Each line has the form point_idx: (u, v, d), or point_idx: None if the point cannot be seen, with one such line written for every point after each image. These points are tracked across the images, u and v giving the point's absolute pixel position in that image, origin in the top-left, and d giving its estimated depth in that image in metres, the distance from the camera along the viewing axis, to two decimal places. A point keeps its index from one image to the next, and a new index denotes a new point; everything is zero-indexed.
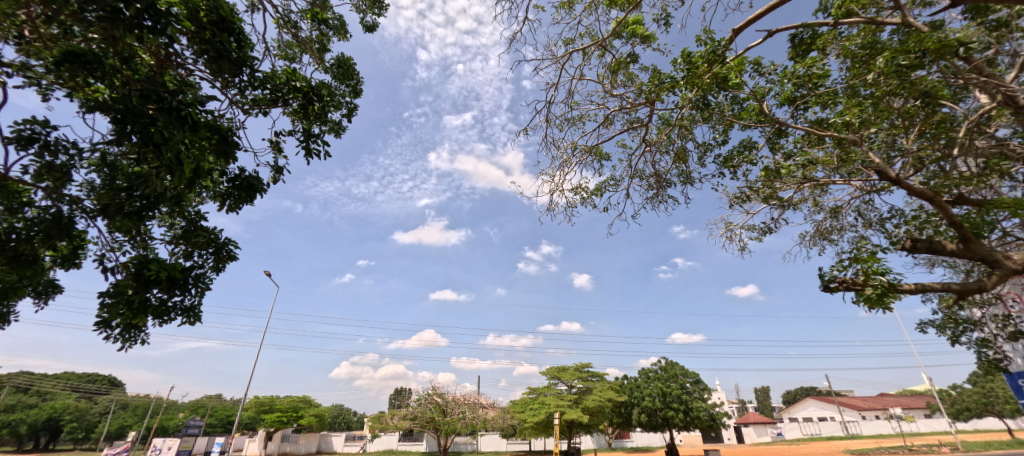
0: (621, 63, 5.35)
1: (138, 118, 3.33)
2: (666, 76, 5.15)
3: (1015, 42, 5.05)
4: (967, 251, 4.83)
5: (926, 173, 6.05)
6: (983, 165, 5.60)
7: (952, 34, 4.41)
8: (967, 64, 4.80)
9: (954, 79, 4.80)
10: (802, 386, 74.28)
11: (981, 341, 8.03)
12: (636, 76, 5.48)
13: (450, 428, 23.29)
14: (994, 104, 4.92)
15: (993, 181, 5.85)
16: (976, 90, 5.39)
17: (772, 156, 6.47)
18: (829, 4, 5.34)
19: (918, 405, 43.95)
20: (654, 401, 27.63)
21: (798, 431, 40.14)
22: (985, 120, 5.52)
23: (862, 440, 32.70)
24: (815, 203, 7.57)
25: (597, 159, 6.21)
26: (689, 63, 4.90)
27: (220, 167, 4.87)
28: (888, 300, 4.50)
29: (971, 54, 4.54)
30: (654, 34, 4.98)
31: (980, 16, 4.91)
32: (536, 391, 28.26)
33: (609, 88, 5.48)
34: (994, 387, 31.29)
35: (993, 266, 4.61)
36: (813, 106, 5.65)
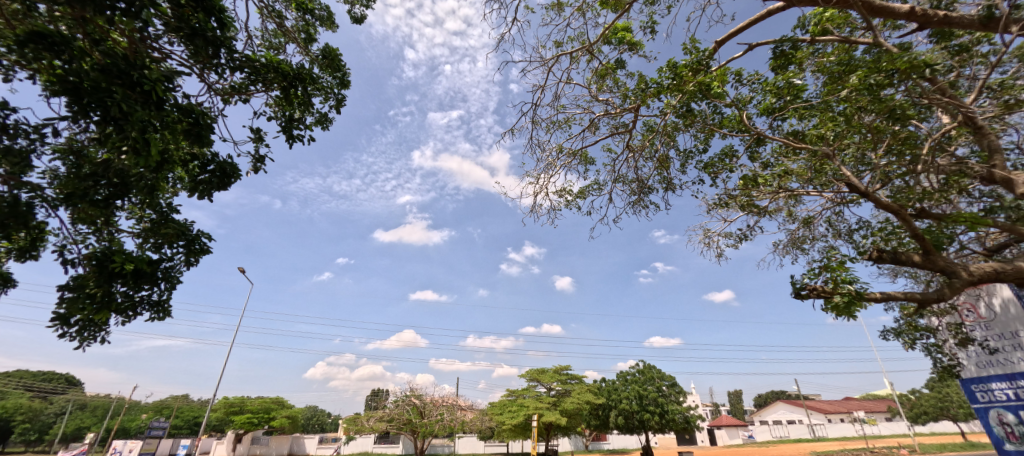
0: (608, 69, 5.49)
1: (95, 93, 3.19)
2: (653, 81, 5.26)
3: (974, 67, 5.42)
4: (927, 262, 5.12)
5: (892, 187, 6.35)
6: (944, 181, 5.91)
7: (918, 56, 4.70)
8: (932, 85, 5.10)
9: (920, 98, 5.12)
10: (772, 391, 76.76)
11: (932, 347, 8.46)
12: (622, 82, 5.64)
13: (427, 430, 23.11)
14: (955, 124, 5.24)
15: (952, 196, 6.21)
16: (939, 110, 5.78)
17: (751, 165, 6.73)
18: (807, 21, 5.59)
19: (879, 409, 46.03)
20: (631, 404, 28.17)
21: (768, 433, 41.45)
22: (947, 139, 5.88)
23: (827, 442, 34.05)
24: (789, 213, 7.87)
25: (584, 164, 6.40)
26: (675, 72, 5.05)
27: (193, 152, 4.73)
28: (854, 309, 4.71)
29: (935, 75, 4.85)
30: (641, 42, 5.13)
31: (944, 40, 5.21)
32: (515, 393, 28.44)
33: (595, 93, 5.71)
34: (948, 391, 33.20)
35: (951, 276, 4.92)
36: (790, 118, 5.91)
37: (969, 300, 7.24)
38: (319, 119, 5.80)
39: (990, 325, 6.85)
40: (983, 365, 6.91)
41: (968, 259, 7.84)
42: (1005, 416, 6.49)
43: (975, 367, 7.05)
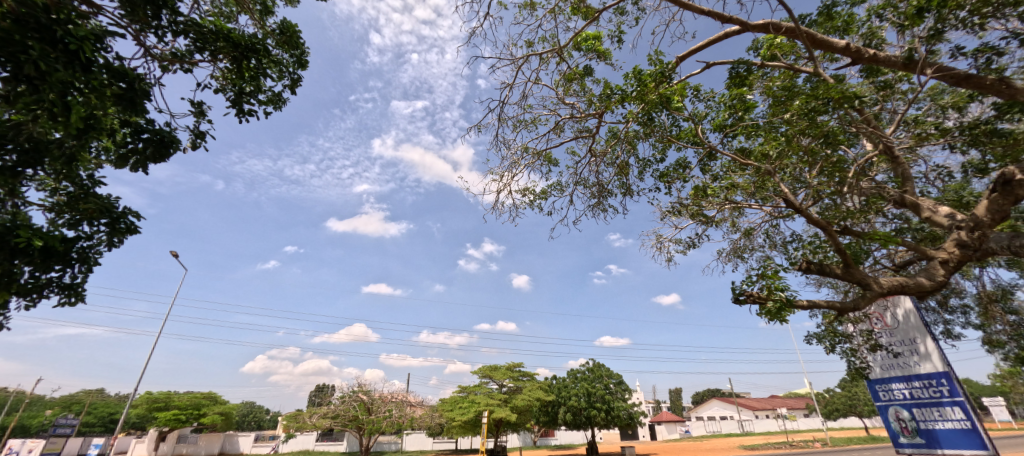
0: (576, 74, 5.62)
1: (6, 45, 2.91)
2: (618, 89, 5.44)
3: (894, 102, 6.09)
4: (847, 274, 5.69)
5: (822, 205, 6.99)
6: (864, 202, 6.59)
7: (851, 88, 5.22)
8: (860, 115, 5.67)
9: (849, 126, 5.68)
10: (708, 388, 82.02)
11: (847, 352, 9.40)
12: (588, 87, 5.80)
13: (374, 427, 22.52)
14: (876, 152, 5.85)
15: (870, 216, 6.94)
16: (864, 138, 6.44)
17: (703, 176, 7.14)
18: (759, 45, 6.02)
19: (799, 406, 50.56)
20: (579, 400, 29.03)
21: (703, 428, 44.28)
22: (869, 164, 6.56)
23: (754, 436, 37.01)
24: (733, 224, 8.46)
25: (547, 165, 6.50)
26: (640, 80, 5.26)
27: (124, 121, 4.40)
28: (784, 314, 5.15)
29: (864, 106, 5.40)
30: (608, 51, 5.30)
31: (871, 76, 5.81)
32: (467, 389, 28.41)
33: (562, 96, 5.83)
34: (857, 390, 37.11)
35: (865, 287, 5.50)
36: (739, 135, 6.33)
37: (879, 307, 7.56)
38: (272, 98, 5.49)
39: (895, 332, 7.18)
40: (883, 367, 7.34)
41: (880, 273, 8.83)
42: (901, 413, 6.97)
43: (880, 369, 7.41)
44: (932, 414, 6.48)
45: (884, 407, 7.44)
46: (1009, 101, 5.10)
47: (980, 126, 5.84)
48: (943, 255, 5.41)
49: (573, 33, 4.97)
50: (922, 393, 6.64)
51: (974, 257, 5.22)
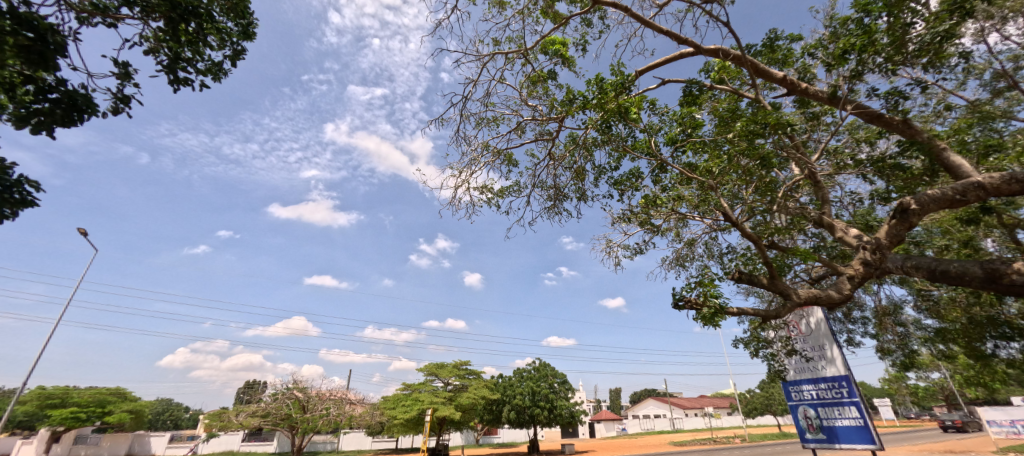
0: (540, 77, 5.76)
1: None
2: (580, 96, 5.62)
3: (819, 132, 6.78)
4: (772, 284, 6.24)
5: (755, 221, 7.62)
6: (790, 221, 7.28)
7: (784, 116, 5.76)
8: (791, 141, 6.25)
9: (782, 150, 6.25)
10: (645, 388, 86.34)
11: (768, 356, 10.30)
12: (551, 91, 5.96)
13: (309, 426, 21.39)
14: (802, 176, 6.48)
15: (794, 233, 7.67)
16: (793, 163, 7.11)
17: (653, 187, 7.53)
18: (711, 67, 6.47)
19: (724, 405, 54.78)
20: (524, 399, 29.45)
21: (639, 426, 46.59)
22: (795, 187, 7.26)
23: (683, 433, 39.59)
24: (677, 234, 9.00)
25: (506, 164, 6.57)
26: (600, 89, 5.49)
27: (26, 75, 3.75)
28: (717, 319, 5.56)
29: (795, 132, 5.97)
30: (573, 57, 5.48)
31: (803, 107, 6.44)
32: (411, 387, 27.85)
33: (525, 97, 5.99)
34: (773, 391, 40.86)
35: (786, 298, 6.00)
36: (688, 151, 6.75)
37: (796, 315, 8.33)
38: (213, 68, 5.00)
39: (807, 338, 7.98)
40: (798, 370, 8.10)
41: (798, 285, 9.79)
42: (809, 411, 7.79)
43: (795, 371, 8.19)
44: (833, 412, 7.28)
45: (796, 405, 8.24)
46: (909, 140, 5.89)
47: (886, 160, 6.64)
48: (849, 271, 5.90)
49: (540, 37, 5.12)
50: (826, 393, 7.44)
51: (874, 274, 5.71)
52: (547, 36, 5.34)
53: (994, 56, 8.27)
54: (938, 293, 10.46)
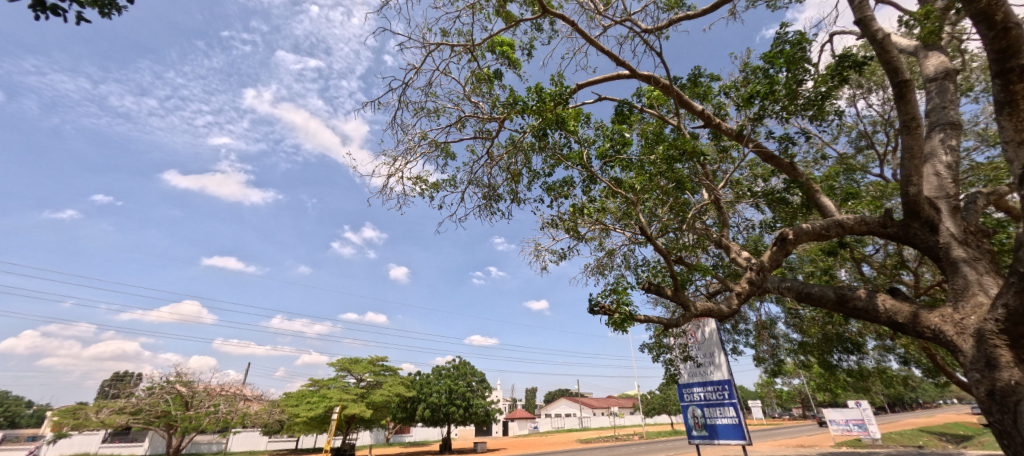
0: (486, 75, 5.81)
1: None
2: (521, 100, 5.72)
3: (725, 165, 7.69)
4: (675, 296, 6.72)
5: (667, 237, 8.34)
6: (695, 239, 8.11)
7: (698, 145, 6.44)
8: (702, 168, 7.02)
9: (695, 176, 6.99)
10: (560, 388, 90.25)
11: (667, 361, 11.32)
12: (494, 91, 6.04)
13: (191, 425, 18.94)
14: (708, 200, 7.26)
15: (698, 251, 8.52)
16: (703, 188, 7.94)
17: (581, 196, 7.94)
18: (643, 91, 7.00)
19: (628, 404, 59.18)
20: (440, 397, 29.10)
21: (550, 424, 48.47)
22: (701, 211, 8.08)
23: (589, 431, 41.98)
24: (600, 243, 9.59)
25: (443, 157, 6.54)
26: (540, 96, 5.67)
27: None
28: (625, 325, 5.84)
29: (706, 161, 6.70)
30: (518, 61, 5.59)
31: (716, 139, 7.26)
32: (319, 383, 26.06)
33: (469, 93, 6.01)
34: (670, 392, 45.13)
35: (686, 310, 6.08)
36: (615, 166, 7.22)
37: (692, 324, 9.12)
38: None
39: (701, 346, 8.84)
40: (690, 374, 8.98)
41: (697, 297, 10.94)
42: (696, 411, 8.74)
43: (687, 375, 9.09)
44: (715, 412, 8.28)
45: (685, 405, 9.15)
46: (792, 179, 6.89)
47: (775, 194, 7.64)
48: (737, 288, 6.15)
49: (488, 35, 5.17)
50: (712, 396, 8.41)
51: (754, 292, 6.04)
52: (495, 36, 5.41)
53: (861, 118, 10.01)
54: (803, 312, 12.35)
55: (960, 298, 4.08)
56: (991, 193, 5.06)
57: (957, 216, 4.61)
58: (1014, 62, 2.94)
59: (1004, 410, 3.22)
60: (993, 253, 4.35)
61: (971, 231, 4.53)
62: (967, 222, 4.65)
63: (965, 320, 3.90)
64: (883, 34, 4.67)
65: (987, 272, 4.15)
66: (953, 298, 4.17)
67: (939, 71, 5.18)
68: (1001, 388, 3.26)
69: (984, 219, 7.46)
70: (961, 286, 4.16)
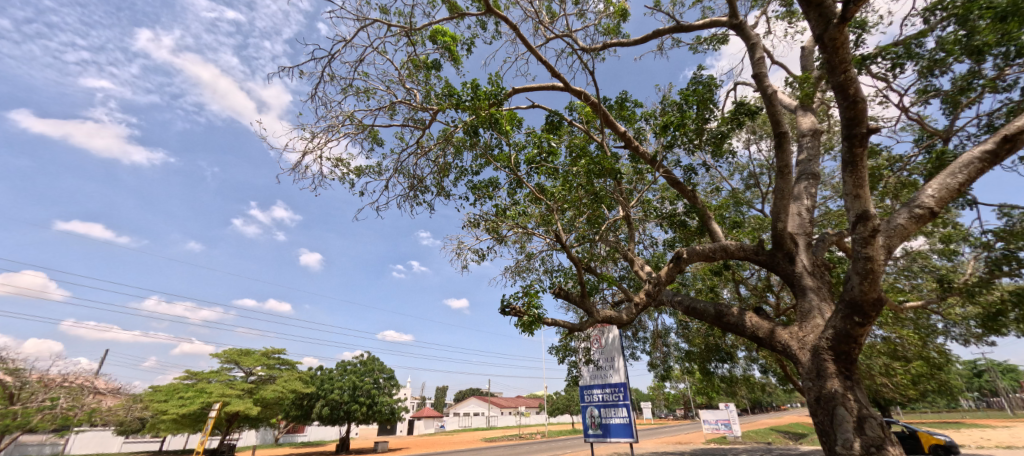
0: (424, 63, 5.67)
1: None
2: (455, 93, 5.64)
3: (638, 185, 8.34)
4: (581, 302, 6.42)
5: (582, 247, 8.76)
6: (607, 251, 8.68)
7: (617, 163, 6.88)
8: (619, 186, 7.49)
9: (613, 192, 7.48)
10: (472, 387, 90.42)
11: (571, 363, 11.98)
12: (431, 81, 5.92)
13: (15, 423, 15.52)
14: (621, 216, 7.77)
15: (608, 262, 9.10)
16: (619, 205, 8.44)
17: (507, 199, 8.01)
18: (574, 106, 7.34)
19: (535, 404, 61.11)
20: (342, 394, 27.39)
21: (457, 423, 48.23)
22: (615, 225, 8.63)
23: (495, 430, 42.48)
24: (521, 247, 9.81)
25: (370, 142, 6.28)
26: (475, 93, 5.60)
27: None
28: (532, 330, 5.05)
29: (623, 179, 7.19)
30: (458, 54, 5.52)
31: (635, 161, 7.89)
32: (197, 376, 22.99)
33: (403, 79, 5.84)
34: (574, 393, 47.56)
35: (589, 316, 6.20)
36: (541, 173, 7.27)
37: (597, 330, 9.66)
38: None
39: (603, 351, 9.40)
40: (592, 376, 9.56)
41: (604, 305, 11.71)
42: (593, 411, 9.34)
43: (589, 377, 9.64)
44: (611, 412, 8.94)
45: (584, 405, 9.70)
46: (692, 205, 7.71)
47: (677, 217, 8.51)
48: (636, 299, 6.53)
49: (429, 23, 5.07)
50: (609, 397, 9.07)
51: (650, 303, 6.43)
52: (436, 25, 5.32)
53: (752, 160, 11.58)
54: (693, 324, 13.87)
55: (803, 319, 4.93)
56: (835, 235, 6.16)
57: (809, 250, 5.55)
58: (857, 129, 3.63)
59: (825, 412, 4.00)
60: (831, 284, 5.31)
61: (818, 264, 5.47)
62: (816, 257, 5.60)
63: (804, 338, 4.74)
64: (771, 90, 5.49)
65: (825, 299, 5.08)
66: (799, 318, 5.00)
67: (808, 130, 6.22)
68: (825, 394, 4.03)
69: (828, 256, 9.10)
70: (806, 309, 5.01)
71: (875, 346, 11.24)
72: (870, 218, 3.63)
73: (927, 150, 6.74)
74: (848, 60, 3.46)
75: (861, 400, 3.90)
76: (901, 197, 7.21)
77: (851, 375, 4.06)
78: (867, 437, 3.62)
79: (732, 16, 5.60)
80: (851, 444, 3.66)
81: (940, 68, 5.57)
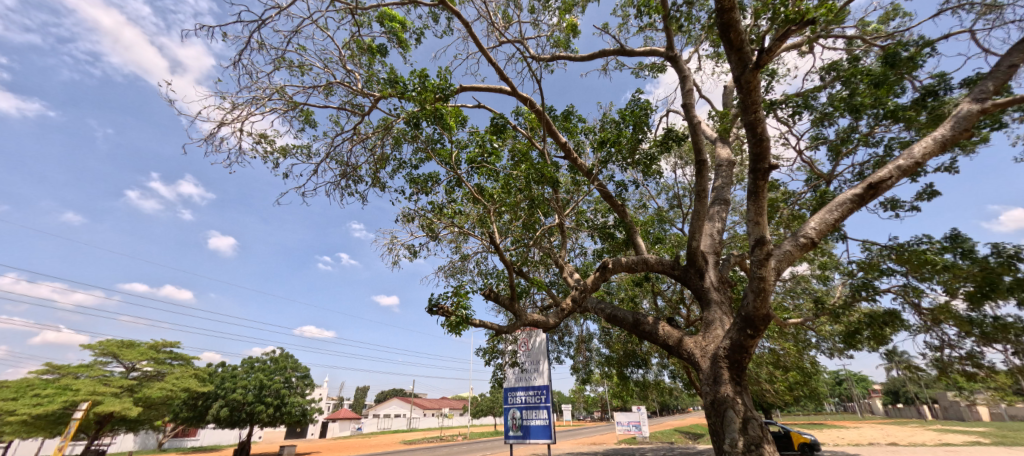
0: (369, 47, 5.47)
1: None
2: (400, 81, 5.51)
3: (574, 195, 8.71)
4: (510, 305, 6.55)
5: (517, 251, 8.93)
6: (540, 256, 8.94)
7: (556, 171, 7.13)
8: (557, 194, 7.77)
9: (550, 200, 7.73)
10: (394, 388, 87.40)
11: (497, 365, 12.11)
12: (375, 66, 5.72)
13: None
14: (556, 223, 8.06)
15: (540, 267, 9.38)
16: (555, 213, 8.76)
17: (445, 197, 7.93)
18: (520, 112, 7.49)
19: (459, 406, 60.59)
20: (246, 394, 24.99)
21: (375, 425, 46.26)
22: (550, 232, 8.93)
23: (416, 432, 41.42)
24: (456, 247, 9.74)
25: (301, 121, 5.92)
26: (421, 85, 5.50)
27: None
28: (458, 330, 5.02)
29: (561, 188, 7.47)
30: (406, 42, 5.40)
31: (573, 172, 8.25)
32: (62, 371, 19.60)
33: (344, 60, 5.59)
34: (499, 395, 48.00)
35: (517, 319, 6.30)
36: (482, 174, 7.37)
37: (525, 333, 9.90)
38: None
39: (529, 354, 9.65)
40: (516, 379, 9.73)
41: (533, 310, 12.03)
42: (515, 413, 9.52)
43: (514, 379, 9.80)
44: (532, 414, 9.20)
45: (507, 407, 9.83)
46: (622, 219, 8.22)
47: (608, 229, 9.05)
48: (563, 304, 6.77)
49: (377, 4, 4.91)
50: (532, 399, 9.33)
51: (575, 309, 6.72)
52: (385, 8, 5.16)
53: (675, 182, 12.66)
54: (614, 331, 14.72)
55: (707, 330, 5.52)
56: (738, 255, 6.95)
57: (716, 268, 6.20)
58: (762, 165, 4.17)
59: (717, 414, 4.50)
60: (731, 300, 5.99)
61: (723, 281, 6.12)
62: (722, 274, 6.27)
63: (706, 347, 5.31)
64: (697, 120, 6.06)
65: (726, 313, 5.73)
66: (704, 329, 5.59)
67: (724, 160, 6.96)
68: (719, 398, 4.52)
69: (732, 274, 10.22)
70: (710, 321, 5.61)
71: (762, 357, 12.72)
72: (764, 244, 4.18)
73: (814, 189, 7.89)
74: (759, 103, 3.94)
75: (746, 403, 4.45)
76: (792, 227, 8.35)
77: (740, 381, 4.61)
78: (749, 437, 4.14)
79: (669, 49, 6.12)
80: (736, 442, 4.17)
81: (828, 121, 6.56)
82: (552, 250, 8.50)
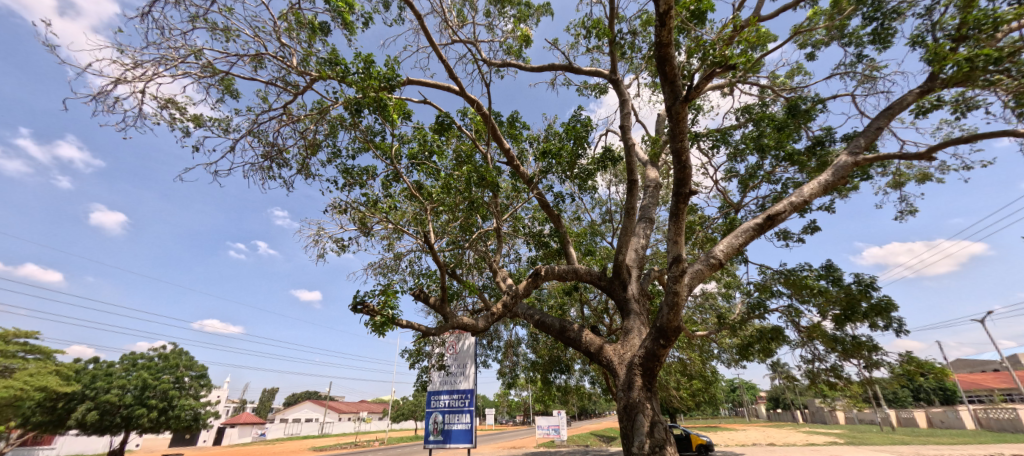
0: (310, 23, 5.15)
1: None
2: (342, 64, 5.25)
3: (513, 202, 8.86)
4: (440, 307, 6.49)
5: (452, 253, 8.86)
6: (475, 259, 8.95)
7: (498, 176, 7.22)
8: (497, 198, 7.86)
9: (489, 204, 7.78)
10: (307, 391, 81.47)
11: (422, 368, 11.84)
12: (315, 44, 5.39)
13: None
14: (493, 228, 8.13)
15: (475, 270, 9.40)
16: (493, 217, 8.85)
17: (380, 191, 7.65)
18: (466, 112, 7.48)
19: (377, 410, 58.01)
20: (123, 395, 21.72)
21: (281, 430, 42.65)
22: (487, 236, 8.99)
23: (327, 438, 38.89)
24: (389, 244, 9.41)
25: (221, 90, 5.38)
26: (366, 71, 5.29)
27: None
28: (384, 330, 4.86)
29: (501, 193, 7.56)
30: (353, 25, 5.16)
31: (515, 180, 8.42)
32: None
33: (279, 32, 5.21)
34: (421, 399, 46.81)
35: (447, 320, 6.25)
36: (422, 171, 7.25)
37: (454, 336, 9.83)
38: None
39: (456, 357, 9.58)
40: (441, 382, 9.57)
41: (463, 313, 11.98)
42: (437, 417, 9.35)
43: (438, 383, 9.63)
44: (454, 418, 9.13)
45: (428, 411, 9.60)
46: (557, 229, 8.53)
47: (543, 237, 9.34)
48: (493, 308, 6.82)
49: None
50: (455, 403, 9.27)
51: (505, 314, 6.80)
52: None
53: (608, 198, 13.42)
54: (540, 337, 15.11)
55: (625, 338, 5.93)
56: (658, 271, 7.54)
57: (638, 281, 6.67)
58: (683, 189, 4.60)
59: (628, 418, 4.83)
60: (649, 311, 6.48)
61: (642, 293, 6.60)
62: (643, 287, 6.76)
63: (624, 355, 5.70)
64: (631, 142, 6.52)
65: (644, 323, 6.19)
66: (623, 337, 5.99)
67: (652, 182, 7.54)
68: (631, 402, 4.86)
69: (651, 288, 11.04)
70: (628, 330, 6.03)
71: (672, 366, 13.84)
72: (679, 261, 4.60)
73: (725, 216, 8.82)
74: (685, 134, 4.35)
75: (654, 408, 4.84)
76: (704, 249, 9.25)
77: (650, 387, 4.99)
78: (655, 439, 4.52)
79: (612, 72, 6.52)
80: (643, 444, 4.52)
81: (740, 156, 7.42)
82: (487, 254, 8.55)
